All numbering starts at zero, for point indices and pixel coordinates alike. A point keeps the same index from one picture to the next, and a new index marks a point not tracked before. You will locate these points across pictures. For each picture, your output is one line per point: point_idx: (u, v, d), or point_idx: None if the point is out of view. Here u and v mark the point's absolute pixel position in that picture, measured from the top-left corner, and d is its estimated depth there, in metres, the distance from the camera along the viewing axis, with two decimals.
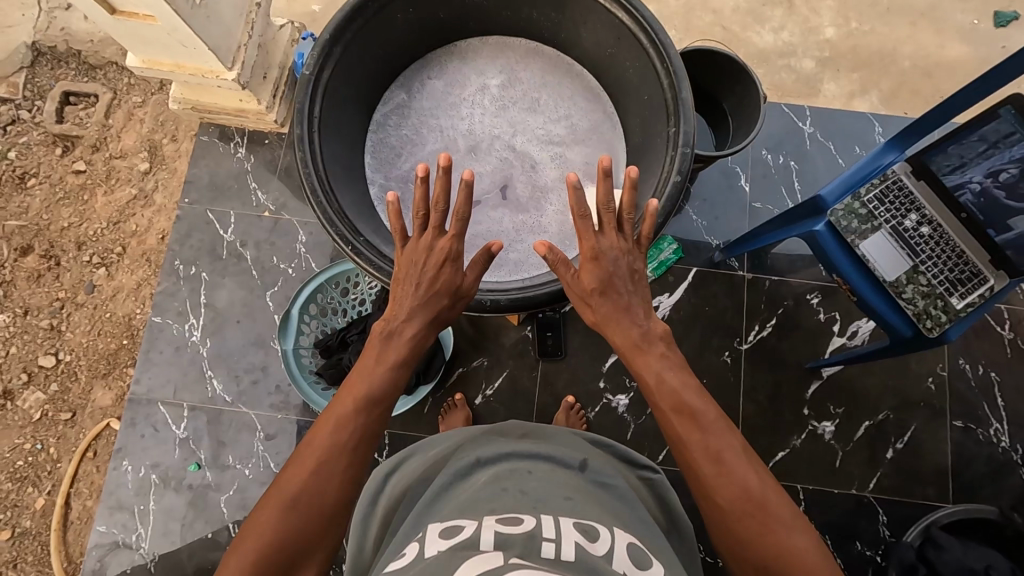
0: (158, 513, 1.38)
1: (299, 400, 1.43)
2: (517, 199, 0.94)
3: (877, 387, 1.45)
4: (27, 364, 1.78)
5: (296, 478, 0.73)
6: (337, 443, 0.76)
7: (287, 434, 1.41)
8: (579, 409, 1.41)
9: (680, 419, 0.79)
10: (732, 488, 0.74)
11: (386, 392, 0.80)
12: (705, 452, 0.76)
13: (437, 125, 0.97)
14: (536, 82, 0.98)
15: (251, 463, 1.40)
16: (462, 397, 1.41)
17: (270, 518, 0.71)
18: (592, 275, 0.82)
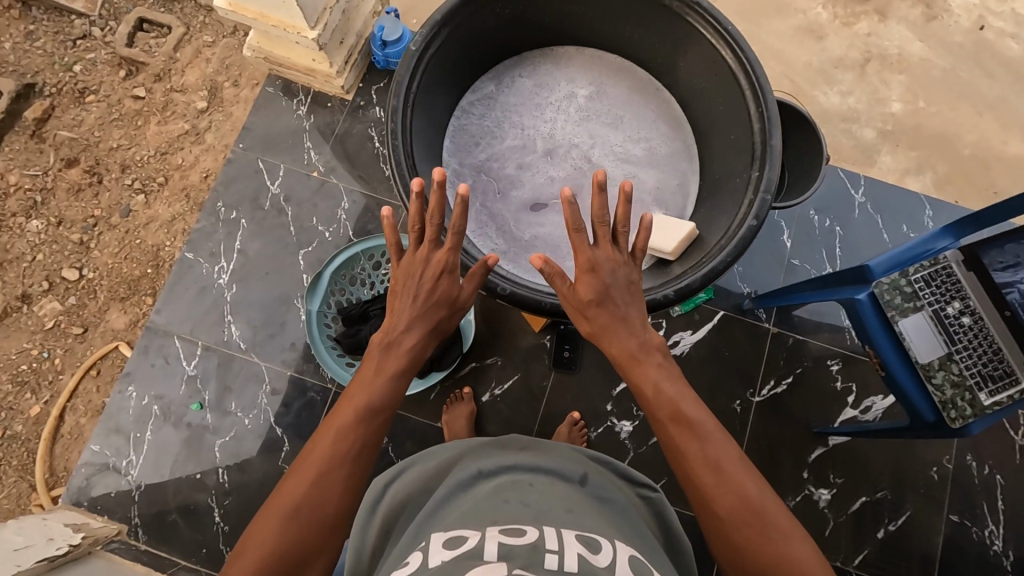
0: (152, 444, 1.39)
1: (310, 361, 1.44)
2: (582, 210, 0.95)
3: (880, 465, 1.44)
4: (50, 272, 1.80)
5: (296, 487, 0.73)
6: (339, 450, 0.76)
7: (292, 393, 1.42)
8: (582, 427, 1.41)
9: (678, 430, 0.78)
10: (732, 497, 0.74)
11: (385, 395, 0.82)
12: (703, 463, 0.76)
13: (519, 123, 0.99)
14: (623, 100, 1.00)
15: (252, 414, 1.41)
16: (470, 391, 1.42)
17: (269, 528, 0.71)
18: (588, 286, 0.82)
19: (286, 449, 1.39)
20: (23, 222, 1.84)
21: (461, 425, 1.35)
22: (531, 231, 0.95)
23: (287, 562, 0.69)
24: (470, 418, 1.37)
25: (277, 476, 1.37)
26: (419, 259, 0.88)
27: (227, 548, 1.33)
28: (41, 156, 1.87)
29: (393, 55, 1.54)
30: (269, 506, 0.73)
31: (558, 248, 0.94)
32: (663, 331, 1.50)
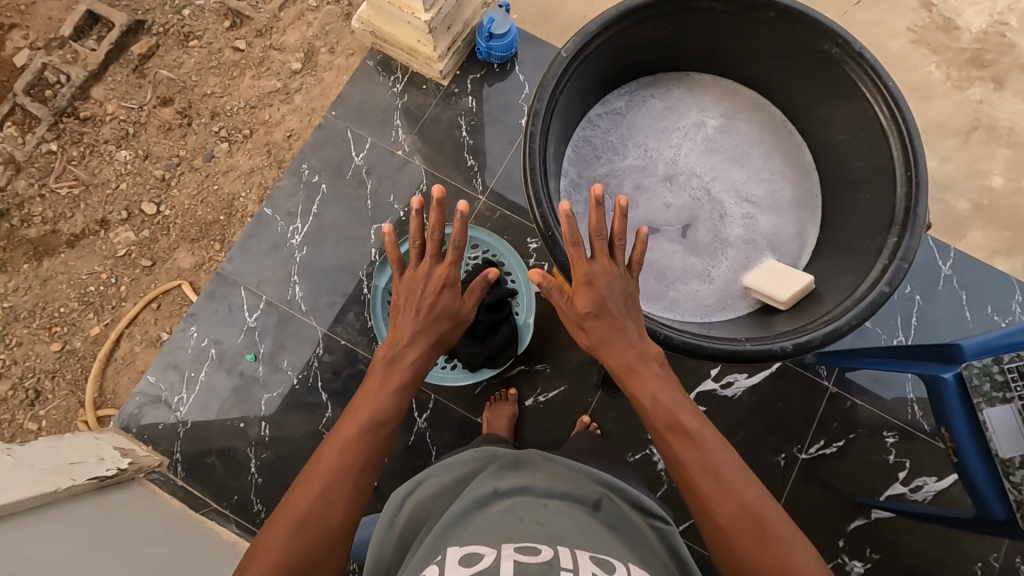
0: (204, 385, 1.44)
1: (365, 335, 1.46)
2: (695, 243, 0.97)
3: (921, 549, 1.37)
4: (130, 203, 1.87)
5: (300, 503, 0.71)
6: (343, 462, 0.75)
7: (343, 362, 1.44)
8: (593, 431, 1.40)
9: (681, 439, 0.78)
10: (734, 503, 0.73)
11: (388, 401, 0.83)
12: (703, 470, 0.75)
13: (645, 143, 1.01)
14: (752, 139, 1.01)
15: (302, 376, 1.43)
16: (515, 393, 1.42)
17: (271, 546, 0.68)
18: (586, 301, 0.84)
19: (328, 415, 1.41)
20: (113, 150, 1.91)
21: (503, 425, 1.35)
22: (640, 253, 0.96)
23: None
24: (511, 421, 1.37)
25: (315, 440, 1.40)
26: (420, 273, 0.95)
27: (256, 499, 1.37)
28: (139, 91, 1.94)
29: (496, 48, 1.54)
30: (270, 526, 0.70)
31: (666, 277, 0.95)
32: (717, 370, 1.46)
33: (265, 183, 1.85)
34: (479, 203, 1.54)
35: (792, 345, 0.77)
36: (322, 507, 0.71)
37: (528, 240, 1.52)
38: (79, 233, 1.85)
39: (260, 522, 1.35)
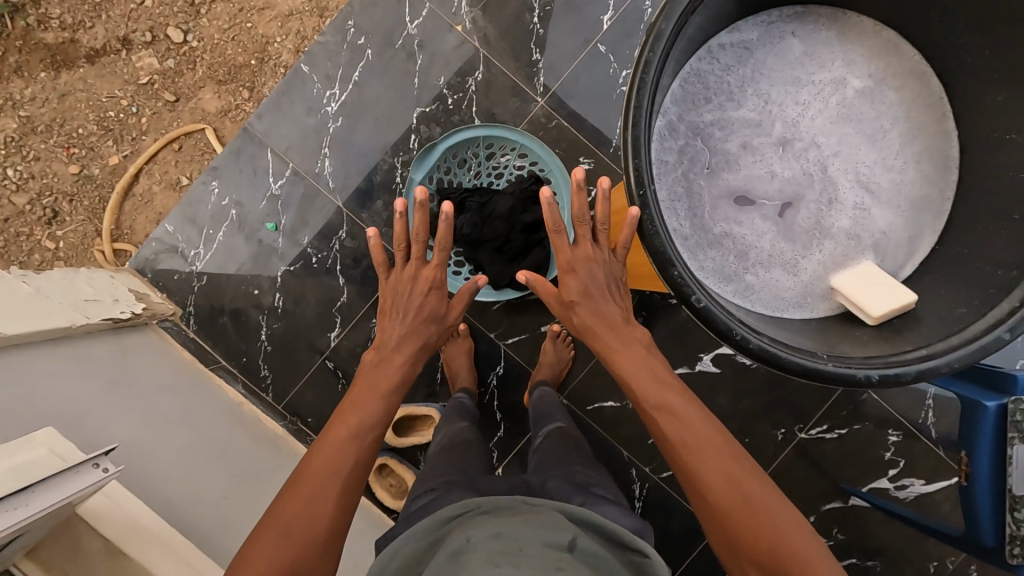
0: (221, 245, 1.40)
1: (390, 227, 1.39)
2: (794, 231, 0.66)
3: (884, 539, 1.42)
4: (155, 25, 1.69)
5: (289, 507, 0.83)
6: (328, 469, 0.87)
7: (364, 251, 1.39)
8: (565, 338, 1.37)
9: (664, 413, 0.87)
10: (718, 471, 0.82)
11: (371, 406, 0.97)
12: (686, 445, 0.84)
13: (767, 86, 0.65)
14: (933, 99, 0.64)
15: (320, 255, 1.39)
16: (466, 328, 1.37)
17: (264, 545, 0.80)
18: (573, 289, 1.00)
19: (342, 301, 1.39)
20: None
21: (460, 362, 1.33)
22: (712, 232, 0.65)
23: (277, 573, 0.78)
24: (468, 356, 1.35)
25: (327, 322, 1.40)
26: (408, 276, 1.12)
27: (264, 365, 1.40)
28: None
29: None
30: (262, 529, 0.82)
31: (744, 260, 0.66)
32: None
33: (303, 32, 1.66)
34: (536, 106, 1.38)
35: (878, 375, 0.54)
36: (308, 511, 0.83)
37: (580, 158, 1.38)
38: (100, 49, 1.70)
39: (265, 386, 1.40)
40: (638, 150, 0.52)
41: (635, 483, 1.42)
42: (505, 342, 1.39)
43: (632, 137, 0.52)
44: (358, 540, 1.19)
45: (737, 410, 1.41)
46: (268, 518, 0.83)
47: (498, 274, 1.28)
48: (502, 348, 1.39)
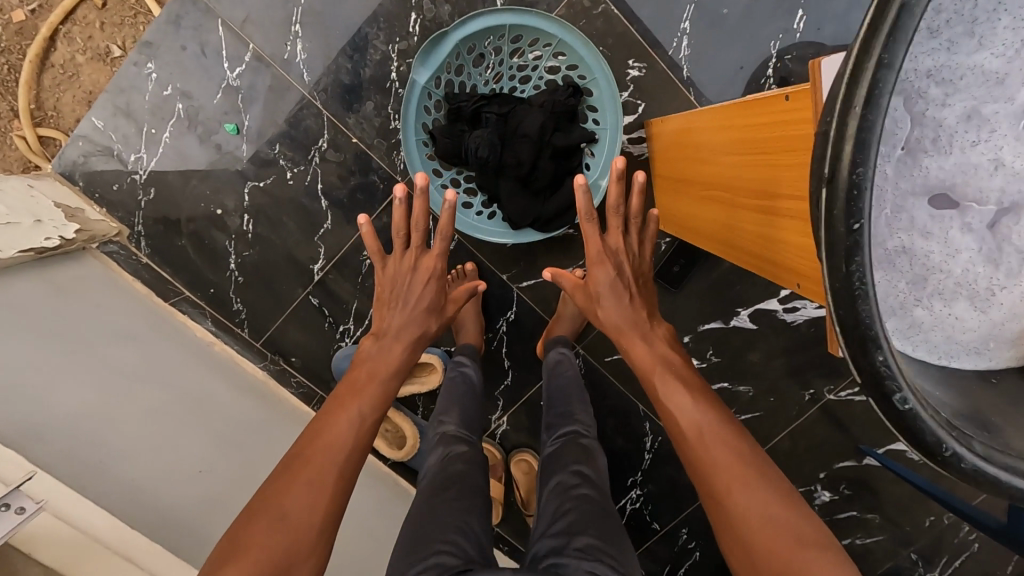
0: (169, 150, 1.11)
1: (383, 139, 1.11)
2: (1003, 252, 0.42)
3: (887, 494, 1.41)
4: None
5: (292, 486, 0.69)
6: (339, 444, 0.76)
7: (351, 167, 1.13)
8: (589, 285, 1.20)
9: (672, 397, 0.86)
10: (737, 488, 0.74)
11: (375, 385, 0.86)
12: (698, 439, 0.81)
13: None
14: None
15: (297, 170, 1.13)
16: (473, 269, 1.17)
17: (259, 531, 0.65)
18: (604, 283, 1.01)
19: (327, 228, 1.16)
20: None
21: (468, 310, 1.18)
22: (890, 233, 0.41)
23: (275, 565, 0.63)
24: (477, 303, 1.18)
25: (308, 252, 1.17)
26: (407, 265, 1.03)
27: (236, 298, 1.19)
28: None
29: None
30: (255, 514, 0.67)
31: (915, 287, 0.42)
32: (787, 292, 1.23)
33: None
34: None
35: None
36: (314, 493, 0.70)
37: (629, 60, 1.11)
38: None
39: (240, 322, 1.21)
40: (870, 153, 0.29)
41: (647, 435, 1.34)
42: (519, 286, 1.21)
43: (858, 124, 0.29)
44: (356, 497, 1.10)
45: (766, 368, 1.30)
46: (261, 500, 0.69)
47: (518, 210, 1.05)
48: (515, 292, 1.22)
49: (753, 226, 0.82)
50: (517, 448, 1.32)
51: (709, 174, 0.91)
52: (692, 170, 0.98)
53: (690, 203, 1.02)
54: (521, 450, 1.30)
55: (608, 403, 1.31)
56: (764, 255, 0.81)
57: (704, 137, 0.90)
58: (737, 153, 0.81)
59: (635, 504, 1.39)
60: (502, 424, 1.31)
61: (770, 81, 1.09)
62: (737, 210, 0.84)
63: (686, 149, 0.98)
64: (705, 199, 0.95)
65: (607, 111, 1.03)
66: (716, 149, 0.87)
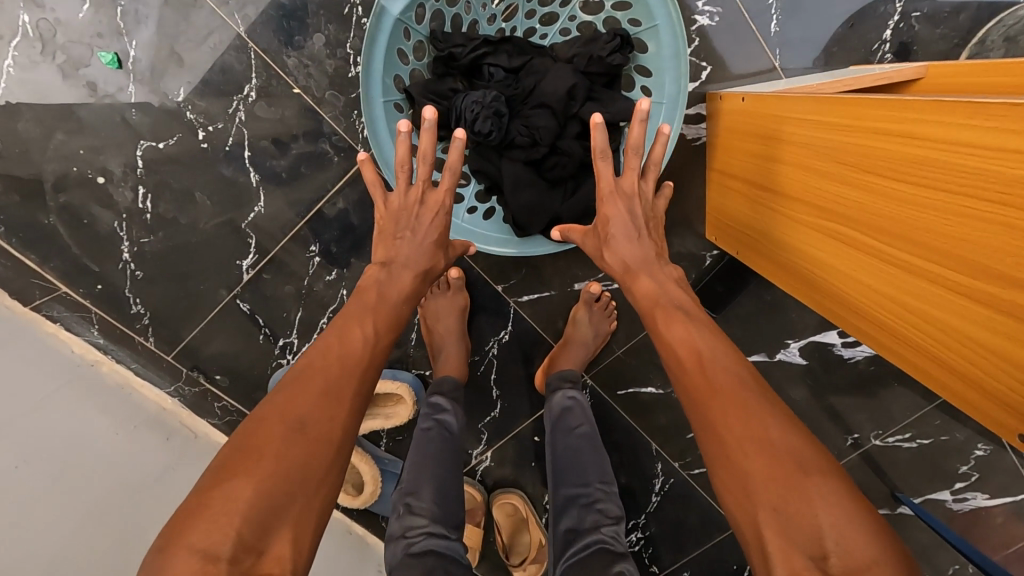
0: (18, 85, 0.75)
1: (339, 91, 0.79)
2: None
3: (918, 547, 1.23)
4: None
5: (308, 389, 0.53)
6: (356, 351, 0.58)
7: (292, 128, 0.80)
8: (607, 304, 0.94)
9: (672, 325, 0.61)
10: (738, 416, 0.50)
11: (388, 303, 0.65)
12: (696, 366, 0.56)
13: None
14: None
15: (212, 127, 0.79)
16: (459, 279, 0.91)
17: (272, 440, 0.49)
18: (615, 222, 0.70)
19: (258, 210, 0.84)
20: None
21: (449, 327, 0.90)
22: None
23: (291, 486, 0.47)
24: (461, 321, 0.91)
25: (231, 241, 0.85)
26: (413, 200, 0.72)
27: (134, 298, 0.88)
28: None
29: None
30: (263, 419, 0.50)
31: None
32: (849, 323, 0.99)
33: None
34: None
35: None
36: (333, 401, 0.53)
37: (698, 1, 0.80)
38: None
39: (140, 330, 0.89)
40: None
41: (658, 477, 1.11)
42: (517, 300, 0.94)
43: None
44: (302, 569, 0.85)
45: (808, 408, 1.07)
46: (270, 404, 0.52)
47: (525, 206, 0.76)
48: (511, 308, 0.95)
49: (856, 274, 0.58)
50: (502, 487, 1.08)
51: (789, 183, 0.65)
52: (755, 158, 0.72)
53: (748, 210, 0.76)
54: (507, 491, 1.06)
55: (616, 440, 1.07)
56: (863, 313, 0.58)
57: (785, 130, 0.65)
58: (840, 162, 0.57)
59: (633, 546, 1.15)
60: (485, 460, 1.06)
61: (885, 48, 0.79)
62: (833, 245, 0.60)
63: (753, 139, 0.72)
64: (771, 212, 0.70)
65: (663, 76, 0.73)
66: (806, 153, 0.61)
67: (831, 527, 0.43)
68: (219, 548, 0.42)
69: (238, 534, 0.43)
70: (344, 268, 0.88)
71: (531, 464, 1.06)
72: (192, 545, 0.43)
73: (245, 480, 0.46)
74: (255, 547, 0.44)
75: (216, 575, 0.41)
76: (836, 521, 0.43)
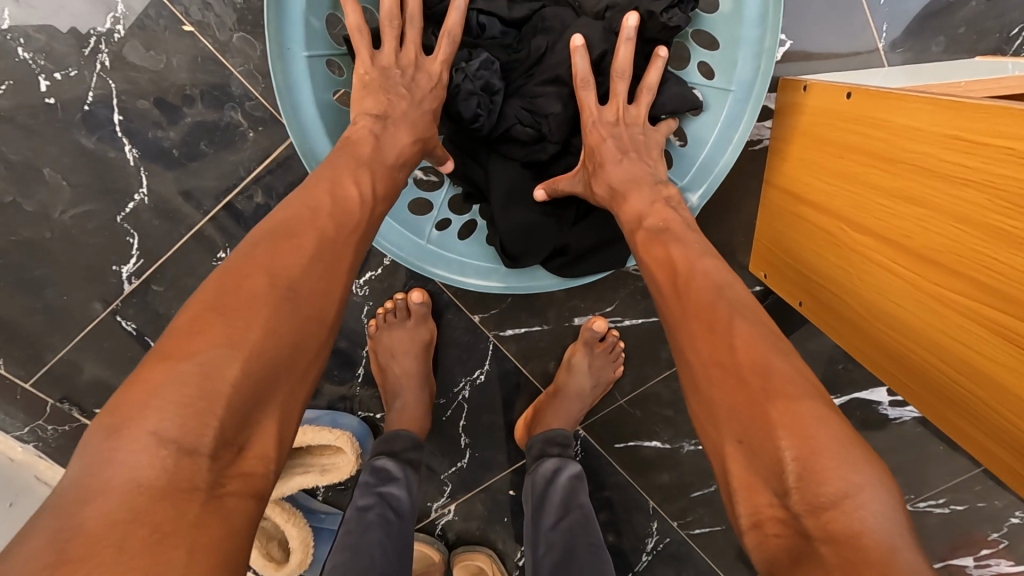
0: None
1: (250, 33, 0.55)
2: None
3: None
4: None
5: (298, 246, 0.38)
6: (353, 216, 0.43)
7: (182, 82, 0.55)
8: (611, 342, 0.74)
9: (652, 248, 0.48)
10: (705, 335, 0.40)
11: (382, 164, 0.48)
12: (674, 292, 0.44)
13: None
14: None
15: (63, 76, 0.54)
16: (422, 304, 0.69)
17: (255, 305, 0.34)
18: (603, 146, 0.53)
19: (140, 198, 0.59)
20: None
21: (407, 369, 0.70)
22: None
23: (280, 364, 0.34)
24: (423, 356, 0.71)
25: (100, 239, 0.61)
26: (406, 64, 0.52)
27: None
28: None
29: None
30: (239, 280, 0.35)
31: None
32: None
33: None
34: None
35: None
36: (328, 272, 0.39)
37: None
38: None
39: None
40: None
41: (651, 536, 0.88)
42: (498, 334, 0.74)
43: None
44: None
45: None
46: (246, 262, 0.37)
47: (520, 230, 0.57)
48: (490, 343, 0.74)
49: (1003, 378, 0.38)
50: (465, 544, 0.86)
51: (922, 235, 0.42)
52: (821, 153, 0.52)
53: (829, 255, 0.52)
54: (472, 551, 0.83)
55: (607, 497, 0.86)
56: (938, 387, 0.44)
57: (934, 154, 0.40)
58: (972, 197, 0.38)
59: None
60: (447, 514, 0.84)
61: None
62: (998, 344, 0.38)
63: (860, 155, 0.47)
64: (880, 270, 0.46)
65: (736, 52, 0.53)
66: (974, 199, 0.37)
67: (796, 458, 0.33)
68: (196, 438, 0.29)
69: (219, 422, 0.30)
70: None
71: (503, 520, 0.84)
72: (160, 430, 0.29)
73: (227, 351, 0.32)
74: (236, 439, 0.31)
75: (193, 473, 0.28)
76: (803, 450, 0.33)
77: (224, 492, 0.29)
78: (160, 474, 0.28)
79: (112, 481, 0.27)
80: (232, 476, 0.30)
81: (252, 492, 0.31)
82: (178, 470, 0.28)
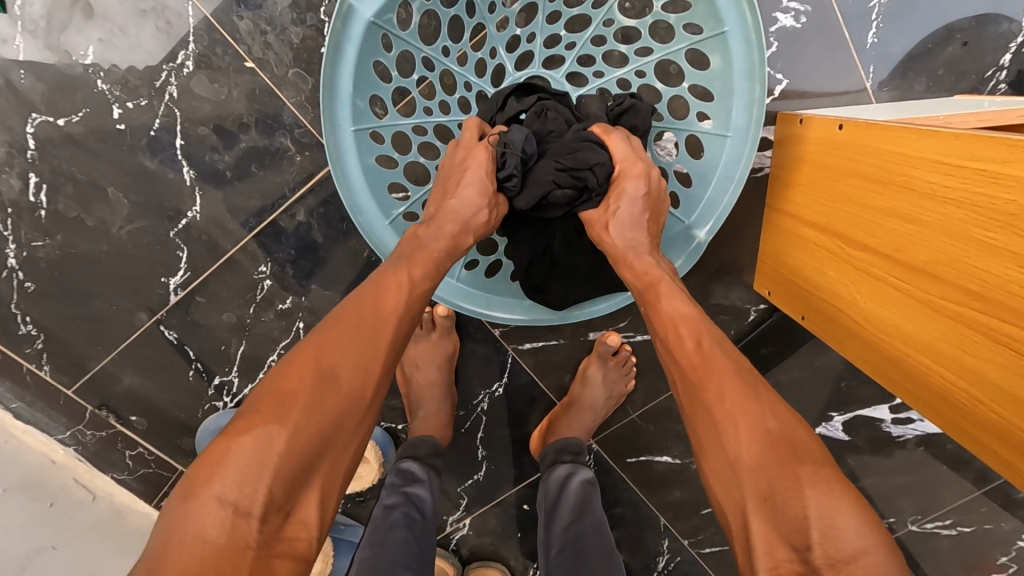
0: None
1: (304, 69, 0.61)
2: None
3: None
4: None
5: (343, 332, 0.45)
6: (396, 301, 0.48)
7: (240, 110, 0.61)
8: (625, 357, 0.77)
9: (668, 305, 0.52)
10: (735, 403, 0.44)
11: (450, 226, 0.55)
12: (692, 353, 0.48)
13: None
14: None
15: (133, 104, 0.60)
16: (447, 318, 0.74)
17: (303, 390, 0.41)
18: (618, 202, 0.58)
19: (192, 215, 0.65)
20: None
21: (430, 379, 0.74)
22: None
23: (321, 445, 0.40)
24: (447, 366, 0.75)
25: (151, 251, 0.66)
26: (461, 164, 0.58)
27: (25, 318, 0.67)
28: None
29: None
30: (296, 365, 0.42)
31: None
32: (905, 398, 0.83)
33: None
34: None
35: None
36: (371, 355, 0.45)
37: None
38: None
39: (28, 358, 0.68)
40: None
41: (662, 555, 0.89)
42: (516, 347, 0.78)
43: None
44: None
45: None
46: (304, 349, 0.44)
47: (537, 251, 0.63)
48: (509, 356, 0.78)
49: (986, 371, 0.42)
50: (478, 559, 0.87)
51: (914, 250, 0.46)
52: (821, 178, 0.57)
53: (831, 272, 0.56)
54: (485, 565, 0.85)
55: (618, 513, 0.88)
56: (929, 385, 0.48)
57: (923, 176, 0.45)
58: (957, 214, 0.42)
59: None
60: (462, 528, 0.86)
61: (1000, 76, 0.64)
62: (979, 341, 0.42)
63: (858, 179, 0.52)
64: (881, 285, 0.50)
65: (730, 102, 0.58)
66: (956, 214, 0.42)
67: (820, 518, 0.37)
68: (250, 503, 0.36)
69: (269, 491, 0.37)
70: (301, 296, 0.68)
71: (517, 535, 0.86)
72: (223, 495, 0.36)
73: (279, 431, 0.39)
74: (284, 505, 0.37)
75: (247, 534, 0.35)
76: (827, 512, 0.37)
77: (271, 552, 0.36)
78: (221, 533, 0.34)
79: (186, 535, 0.34)
80: (280, 538, 0.37)
81: (294, 555, 0.37)
82: (235, 530, 0.35)
